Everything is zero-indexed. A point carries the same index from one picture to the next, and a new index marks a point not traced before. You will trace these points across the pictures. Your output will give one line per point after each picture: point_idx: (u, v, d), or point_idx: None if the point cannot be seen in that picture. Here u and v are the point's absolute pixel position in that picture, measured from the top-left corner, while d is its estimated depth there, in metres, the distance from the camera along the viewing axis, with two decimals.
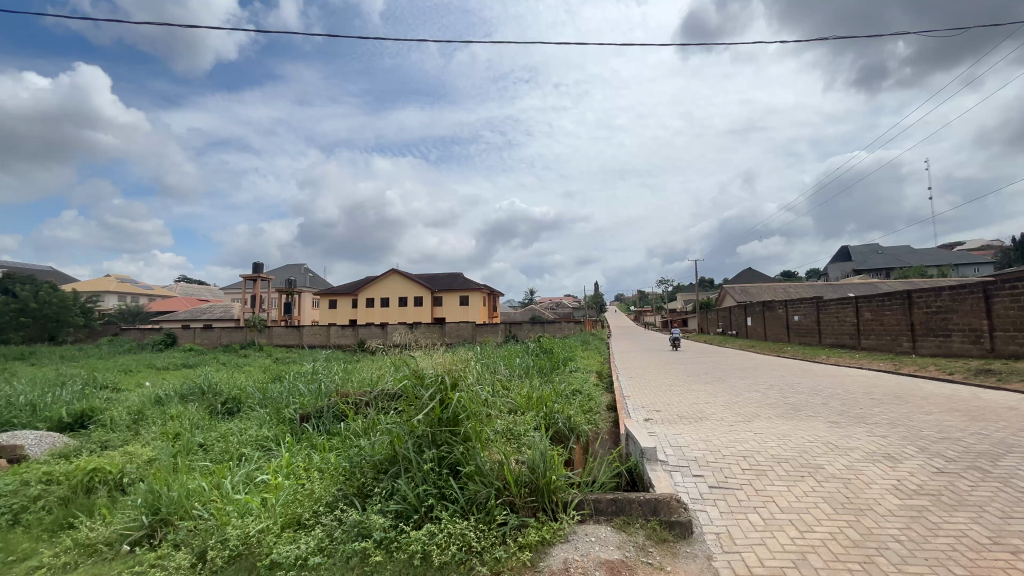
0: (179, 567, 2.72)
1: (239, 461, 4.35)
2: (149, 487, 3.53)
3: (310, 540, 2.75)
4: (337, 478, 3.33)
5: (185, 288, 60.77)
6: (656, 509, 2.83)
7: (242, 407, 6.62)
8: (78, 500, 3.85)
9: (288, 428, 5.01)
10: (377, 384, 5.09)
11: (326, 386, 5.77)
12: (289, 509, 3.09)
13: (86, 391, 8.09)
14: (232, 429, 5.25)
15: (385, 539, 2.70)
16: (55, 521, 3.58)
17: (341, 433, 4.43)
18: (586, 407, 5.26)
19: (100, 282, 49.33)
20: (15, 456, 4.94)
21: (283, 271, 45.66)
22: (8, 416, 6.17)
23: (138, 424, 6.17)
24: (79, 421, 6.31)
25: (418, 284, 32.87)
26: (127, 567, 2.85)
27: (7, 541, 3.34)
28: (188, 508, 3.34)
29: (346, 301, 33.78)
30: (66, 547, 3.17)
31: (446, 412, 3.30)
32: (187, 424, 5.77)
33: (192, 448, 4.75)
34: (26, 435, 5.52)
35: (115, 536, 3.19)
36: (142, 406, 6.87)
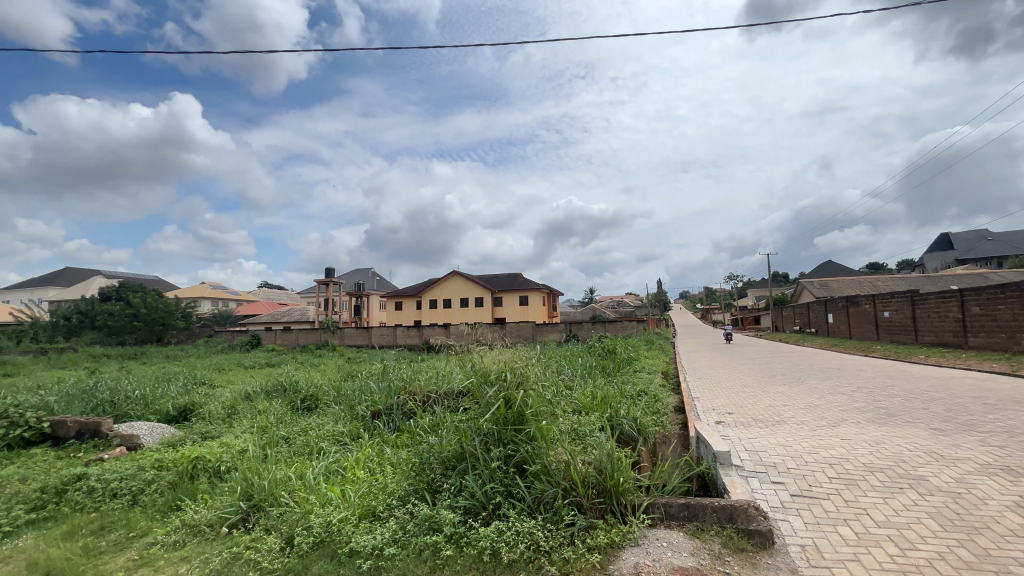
0: (270, 550, 2.94)
1: (319, 453, 4.65)
2: (242, 476, 3.87)
3: (385, 531, 2.88)
4: (408, 473, 3.47)
5: (268, 292, 66.10)
6: (732, 516, 2.68)
7: (319, 403, 7.06)
8: (183, 484, 4.29)
9: (362, 424, 5.29)
10: (443, 383, 5.23)
11: (395, 383, 6.02)
12: (365, 501, 3.25)
13: (187, 387, 8.99)
14: (311, 424, 5.62)
15: (455, 534, 2.78)
16: (166, 502, 4.01)
17: (412, 429, 4.60)
18: (652, 408, 5.09)
19: (196, 288, 54.78)
20: (131, 444, 5.57)
21: (353, 275, 48.31)
22: (126, 408, 6.99)
23: (231, 417, 6.77)
24: (183, 413, 7.03)
25: (478, 285, 33.49)
26: (226, 548, 3.13)
27: (129, 519, 3.80)
28: (276, 495, 3.61)
29: (411, 302, 35.05)
30: (176, 527, 3.54)
31: (511, 411, 3.33)
32: (273, 418, 6.24)
33: (277, 440, 5.14)
34: (141, 426, 6.22)
35: (215, 519, 3.53)
36: (234, 401, 7.53)
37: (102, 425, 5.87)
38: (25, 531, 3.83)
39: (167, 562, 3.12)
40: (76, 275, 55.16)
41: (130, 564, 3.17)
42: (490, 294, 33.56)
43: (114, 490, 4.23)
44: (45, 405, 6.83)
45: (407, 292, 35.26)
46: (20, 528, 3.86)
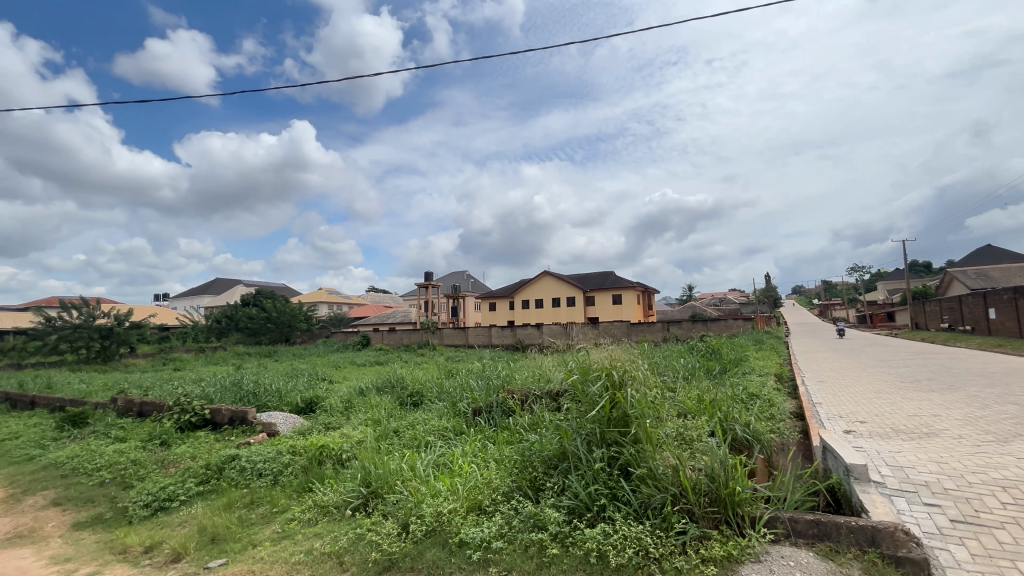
0: (389, 534, 3.18)
1: (426, 446, 4.93)
2: (361, 464, 4.21)
3: (491, 525, 2.97)
4: (511, 470, 3.55)
5: (375, 296, 71.98)
6: (875, 540, 2.36)
7: (423, 399, 7.50)
8: (313, 468, 4.79)
9: (464, 420, 5.51)
10: (542, 382, 5.26)
11: (494, 381, 6.18)
12: (472, 494, 3.38)
13: (312, 382, 10.07)
14: (418, 419, 5.97)
15: (559, 534, 2.78)
16: (300, 484, 4.51)
17: (513, 427, 4.69)
18: (767, 413, 4.67)
19: (316, 294, 61.24)
20: (270, 431, 6.37)
21: (450, 278, 50.73)
22: (265, 399, 8.02)
23: (349, 410, 7.46)
24: (310, 406, 7.89)
25: (570, 285, 33.38)
26: (351, 529, 3.45)
27: (272, 496, 4.35)
28: (392, 483, 3.89)
29: (504, 303, 35.90)
30: (309, 507, 3.98)
31: (615, 411, 3.26)
32: (384, 412, 6.76)
33: (389, 433, 5.54)
34: (277, 415, 7.08)
35: (341, 502, 3.90)
36: (350, 396, 8.28)
37: (248, 413, 6.78)
38: (196, 500, 4.56)
39: (304, 537, 3.52)
40: (224, 284, 64.34)
41: (274, 536, 3.64)
42: (582, 293, 33.22)
43: (259, 470, 4.86)
44: (205, 395, 8.06)
45: (500, 293, 36.17)
46: (193, 498, 4.61)
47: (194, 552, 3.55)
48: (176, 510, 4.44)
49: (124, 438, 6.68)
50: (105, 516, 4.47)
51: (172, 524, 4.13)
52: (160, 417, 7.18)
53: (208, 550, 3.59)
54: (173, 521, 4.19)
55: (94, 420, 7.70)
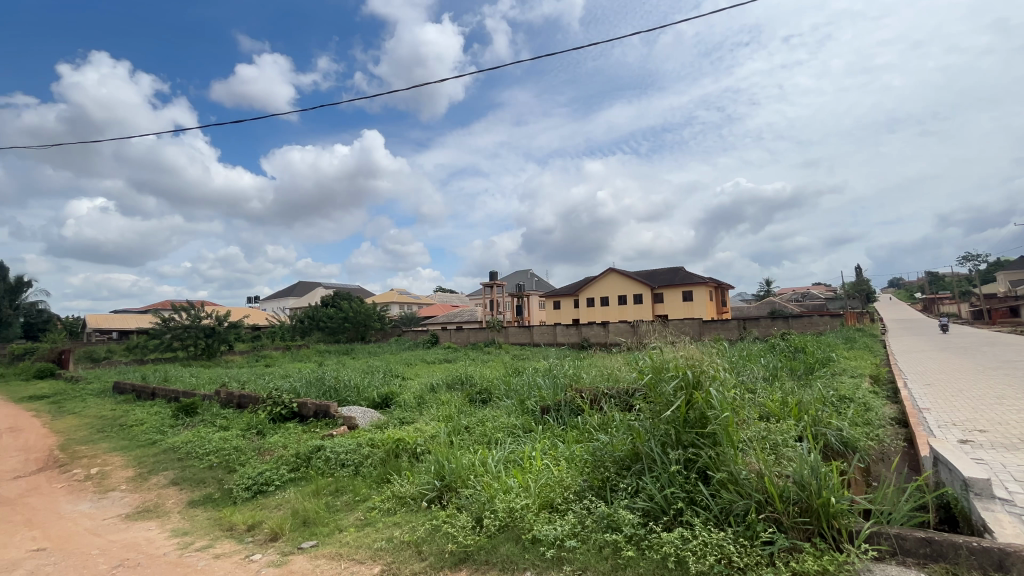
0: (464, 527, 3.28)
1: (496, 442, 5.02)
2: (436, 458, 4.36)
3: (564, 524, 2.97)
4: (582, 469, 3.52)
5: (442, 296, 74.45)
6: (1002, 564, 2.10)
7: (491, 396, 7.65)
8: (390, 460, 5.02)
9: (532, 418, 5.54)
10: (612, 381, 5.16)
11: (562, 379, 6.18)
12: (543, 492, 3.39)
13: (387, 379, 10.60)
14: (488, 416, 6.09)
15: (634, 536, 2.72)
16: (379, 475, 4.76)
17: (582, 426, 4.65)
18: (863, 418, 4.26)
19: (388, 295, 64.36)
20: (350, 424, 6.78)
21: (514, 277, 51.24)
22: (346, 394, 8.56)
23: (422, 405, 7.78)
24: (385, 401, 8.32)
25: (637, 281, 32.47)
26: (428, 520, 3.59)
27: (355, 485, 4.63)
28: (465, 478, 4.00)
29: (568, 301, 35.67)
30: (388, 497, 4.19)
31: (692, 412, 3.14)
32: (455, 408, 6.97)
33: (459, 429, 5.70)
34: (356, 409, 7.52)
35: (417, 493, 4.08)
36: (422, 392, 8.62)
37: (330, 407, 7.27)
38: (289, 486, 4.97)
39: (385, 525, 3.71)
40: (307, 287, 69.47)
41: (358, 522, 3.88)
42: (649, 290, 32.22)
43: (343, 461, 5.19)
44: (294, 389, 8.74)
45: (564, 291, 35.97)
46: (286, 483, 5.03)
47: (289, 533, 3.87)
48: (272, 494, 4.87)
49: (228, 427, 7.42)
50: (214, 496, 5.00)
51: (270, 506, 4.54)
52: (256, 408, 7.89)
53: (300, 531, 3.89)
54: (270, 503, 4.60)
55: (202, 409, 8.61)
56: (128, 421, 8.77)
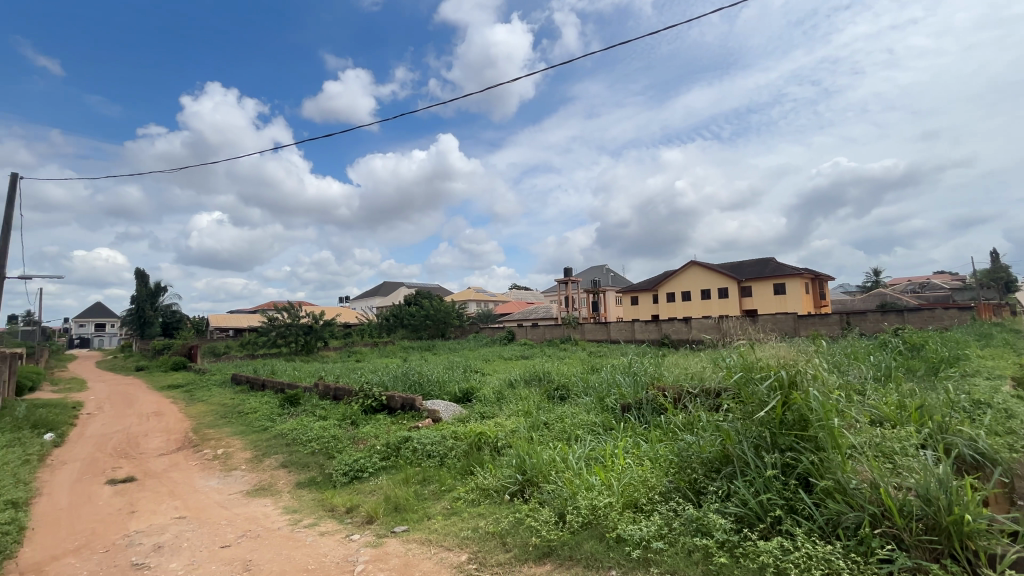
0: (547, 521, 3.32)
1: (576, 439, 4.99)
2: (517, 452, 4.44)
3: (651, 524, 2.89)
4: (668, 470, 3.40)
5: (518, 293, 75.36)
6: None
7: (569, 393, 7.62)
8: (473, 452, 5.17)
9: (613, 416, 5.44)
10: (697, 380, 4.91)
11: (643, 376, 5.99)
12: (627, 490, 3.31)
13: (467, 374, 10.92)
14: (566, 412, 6.08)
15: (727, 542, 2.59)
16: (463, 467, 4.93)
17: (666, 426, 4.48)
18: (1005, 426, 3.67)
19: (466, 293, 66.40)
20: (434, 417, 7.10)
21: (590, 272, 50.54)
22: (429, 388, 8.97)
23: (501, 400, 7.95)
24: (466, 396, 8.60)
25: (722, 274, 30.58)
26: (511, 513, 3.67)
27: (440, 475, 4.84)
28: (546, 473, 4.03)
29: (647, 296, 34.48)
30: (473, 488, 4.34)
31: (790, 413, 2.92)
32: (534, 404, 7.05)
33: (539, 425, 5.73)
34: (439, 403, 7.85)
35: (500, 486, 4.17)
36: (502, 388, 8.79)
37: (416, 400, 7.67)
38: (381, 473, 5.32)
39: (471, 515, 3.85)
40: (391, 287, 73.78)
41: (445, 511, 4.06)
42: (736, 283, 30.20)
43: (429, 452, 5.43)
44: (383, 383, 9.32)
45: (642, 287, 34.82)
46: (378, 471, 5.38)
47: (382, 517, 4.15)
48: (367, 479, 5.24)
49: (327, 416, 8.10)
50: (317, 479, 5.49)
51: (365, 491, 4.89)
52: (350, 400, 8.52)
53: (393, 516, 4.15)
54: (365, 489, 4.96)
55: (305, 400, 9.48)
56: (244, 409, 9.88)
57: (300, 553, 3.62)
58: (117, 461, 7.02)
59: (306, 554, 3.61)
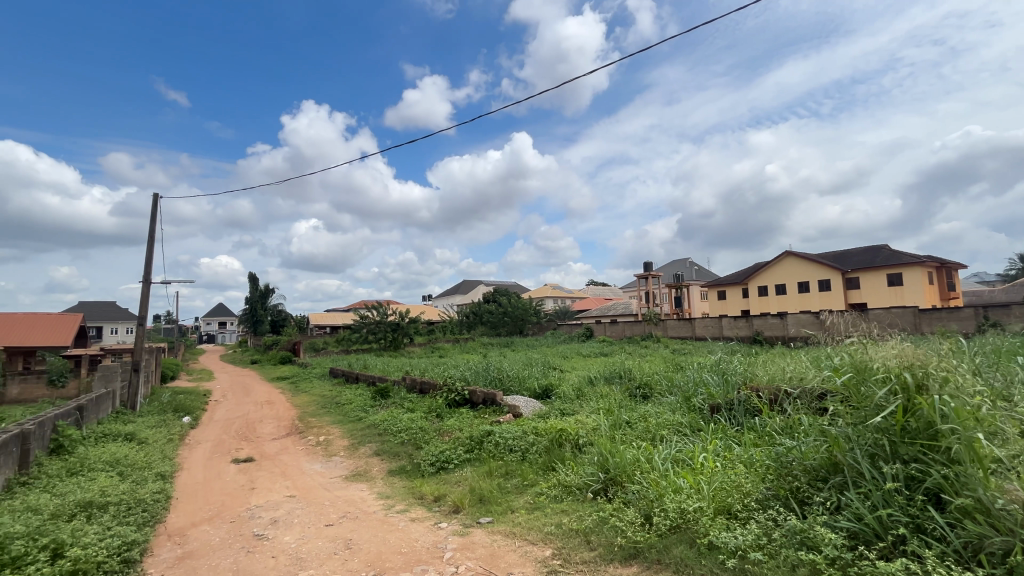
0: (632, 522, 3.24)
1: (660, 440, 4.81)
2: (599, 450, 4.37)
3: (747, 533, 2.71)
4: (765, 476, 3.16)
5: (596, 289, 74.24)
6: None
7: (652, 393, 7.34)
8: (554, 449, 5.17)
9: (700, 416, 5.17)
10: (797, 380, 4.50)
11: (734, 376, 5.60)
12: (719, 496, 3.13)
13: (546, 371, 10.96)
14: (649, 412, 5.87)
15: (838, 560, 2.35)
16: (544, 462, 4.95)
17: (762, 429, 4.16)
18: None
19: (542, 290, 66.56)
20: (515, 412, 7.20)
21: (672, 266, 48.43)
22: (510, 384, 9.12)
23: (581, 397, 7.88)
24: (546, 392, 8.64)
25: (822, 265, 27.80)
26: (594, 511, 3.62)
27: (522, 470, 4.90)
28: (630, 473, 3.92)
29: (736, 290, 32.31)
30: (555, 484, 4.35)
31: (915, 420, 2.58)
32: (616, 402, 6.90)
33: (621, 423, 5.59)
34: (519, 399, 7.95)
35: (582, 484, 4.14)
36: (581, 385, 8.70)
37: (497, 395, 7.85)
38: (465, 465, 5.51)
39: (553, 511, 3.86)
40: (469, 284, 76.02)
41: (528, 505, 4.12)
42: (840, 275, 27.32)
43: (511, 446, 5.52)
44: (465, 378, 9.64)
45: (730, 280, 32.68)
46: (463, 463, 5.58)
47: (468, 508, 4.29)
48: (452, 470, 5.46)
49: (414, 408, 8.55)
50: (407, 468, 5.82)
51: (451, 481, 5.10)
52: (435, 394, 8.91)
53: (478, 508, 4.28)
54: (451, 479, 5.17)
55: (394, 393, 10.08)
56: (342, 400, 10.72)
57: (393, 537, 3.85)
58: (239, 443, 7.95)
59: (400, 537, 3.84)
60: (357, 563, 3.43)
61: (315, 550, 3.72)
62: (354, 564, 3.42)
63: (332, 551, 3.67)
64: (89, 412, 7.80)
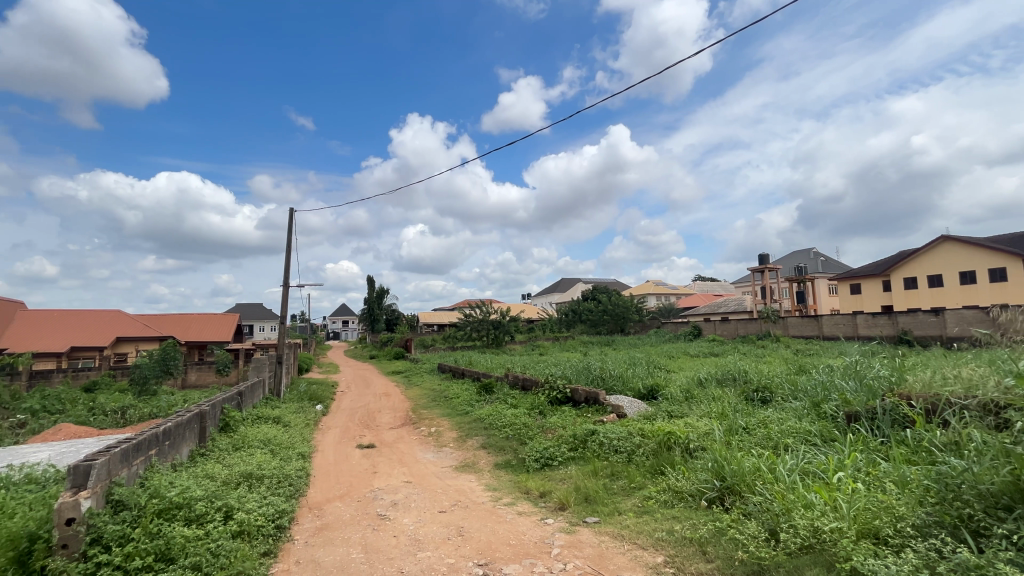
0: (755, 537, 3.00)
1: (784, 450, 4.37)
2: (713, 455, 4.10)
3: (902, 562, 2.35)
4: (925, 500, 2.71)
5: (702, 284, 69.83)
6: None
7: (773, 397, 6.69)
8: (662, 452, 4.95)
9: (833, 425, 4.59)
10: (965, 388, 3.80)
11: (877, 380, 4.87)
12: (863, 517, 2.77)
13: (651, 371, 10.52)
14: (770, 418, 5.35)
15: None
16: (652, 465, 4.76)
17: (916, 444, 3.58)
18: None
19: (643, 286, 64.16)
20: (618, 412, 7.03)
21: (793, 258, 43.72)
22: (613, 384, 8.91)
23: (690, 399, 7.46)
24: (651, 393, 8.31)
25: (993, 250, 23.19)
26: (710, 520, 3.41)
27: (629, 472, 4.76)
28: (751, 483, 3.62)
29: (875, 283, 28.20)
30: (664, 489, 4.17)
31: None
32: (730, 405, 6.38)
33: (737, 429, 5.18)
34: (623, 399, 7.76)
35: (695, 491, 3.92)
36: (690, 386, 8.21)
37: (599, 394, 7.74)
38: (570, 463, 5.51)
39: (664, 517, 3.70)
40: (568, 283, 75.83)
41: (636, 508, 3.99)
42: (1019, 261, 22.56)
43: (616, 447, 5.38)
44: (567, 376, 9.63)
45: (867, 272, 28.65)
46: (567, 461, 5.57)
47: (574, 506, 4.29)
48: (557, 467, 5.50)
49: (518, 404, 8.76)
50: (513, 462, 5.97)
51: (556, 478, 5.13)
52: (537, 391, 9.04)
53: (584, 507, 4.26)
54: (556, 476, 5.21)
55: (497, 389, 10.42)
56: (450, 394, 11.32)
57: (502, 528, 3.98)
58: (362, 430, 8.79)
59: (508, 529, 3.95)
60: (468, 550, 3.60)
61: (431, 534, 3.98)
62: (465, 550, 3.59)
63: (446, 537, 3.89)
64: (247, 398, 9.18)
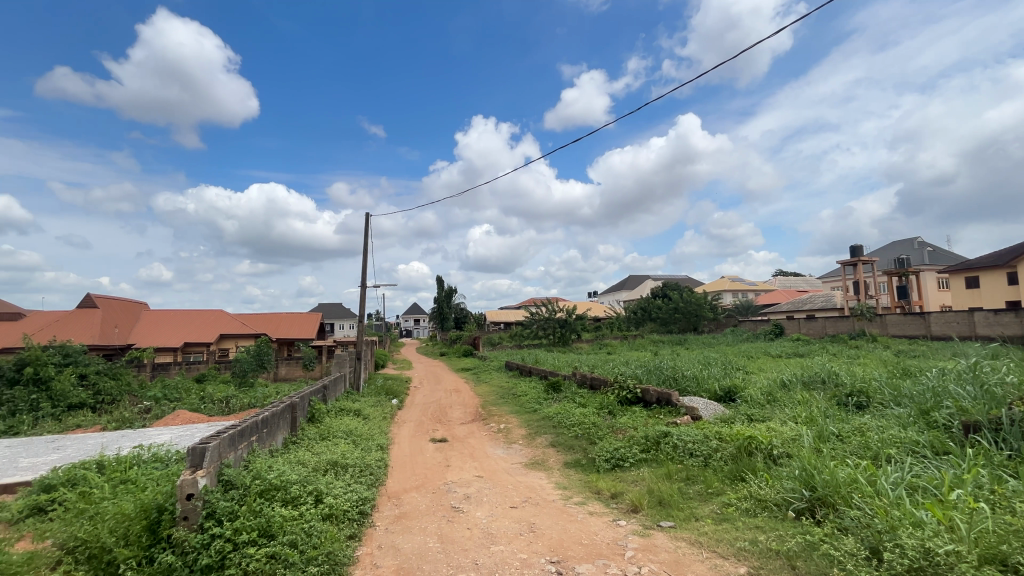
0: (853, 555, 2.76)
1: (885, 460, 3.96)
2: (801, 463, 3.82)
3: None
4: None
5: (785, 279, 64.91)
6: None
7: (871, 403, 6.09)
8: (742, 458, 4.68)
9: (947, 436, 4.09)
10: None
11: (1001, 388, 4.28)
12: (987, 540, 2.45)
13: (728, 372, 9.93)
14: (868, 425, 4.88)
15: None
16: (732, 471, 4.52)
17: None
18: None
19: (718, 283, 60.80)
20: (693, 414, 6.74)
21: (892, 249, 39.39)
22: (685, 384, 8.55)
23: (772, 403, 6.98)
24: (728, 395, 7.88)
25: None
26: (799, 533, 3.18)
27: (706, 477, 4.56)
28: (847, 495, 3.32)
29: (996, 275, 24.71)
30: (746, 496, 3.94)
31: None
32: (820, 410, 5.89)
33: (828, 435, 4.78)
34: (698, 400, 7.42)
35: (781, 500, 3.67)
36: (773, 388, 7.69)
37: (672, 395, 7.48)
38: (641, 465, 5.37)
39: (746, 526, 3.50)
40: (636, 280, 73.67)
41: (715, 515, 3.82)
42: None
43: (691, 450, 5.16)
44: (637, 376, 9.36)
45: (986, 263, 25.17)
46: (639, 463, 5.44)
47: (647, 509, 4.17)
48: (628, 468, 5.38)
49: (586, 403, 8.66)
50: (582, 462, 5.92)
51: (627, 480, 5.03)
52: (606, 390, 8.87)
53: (658, 510, 4.14)
54: (628, 477, 5.10)
55: (565, 387, 10.38)
56: (518, 392, 11.43)
57: (573, 527, 3.97)
58: (434, 425, 9.11)
59: (579, 529, 3.93)
60: (541, 546, 3.63)
61: (503, 528, 4.06)
62: (537, 547, 3.62)
63: (518, 532, 3.95)
64: (330, 391, 9.87)
